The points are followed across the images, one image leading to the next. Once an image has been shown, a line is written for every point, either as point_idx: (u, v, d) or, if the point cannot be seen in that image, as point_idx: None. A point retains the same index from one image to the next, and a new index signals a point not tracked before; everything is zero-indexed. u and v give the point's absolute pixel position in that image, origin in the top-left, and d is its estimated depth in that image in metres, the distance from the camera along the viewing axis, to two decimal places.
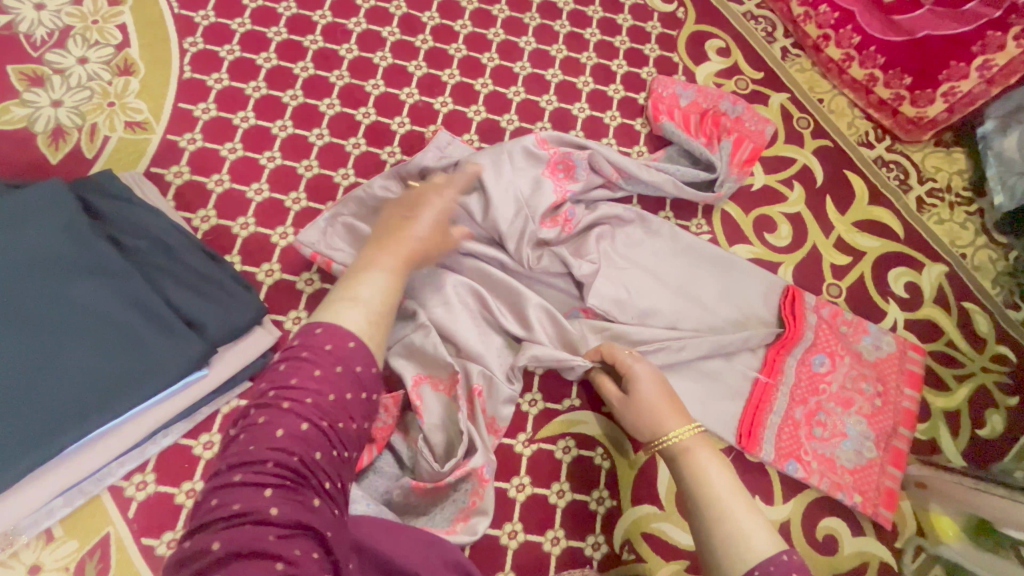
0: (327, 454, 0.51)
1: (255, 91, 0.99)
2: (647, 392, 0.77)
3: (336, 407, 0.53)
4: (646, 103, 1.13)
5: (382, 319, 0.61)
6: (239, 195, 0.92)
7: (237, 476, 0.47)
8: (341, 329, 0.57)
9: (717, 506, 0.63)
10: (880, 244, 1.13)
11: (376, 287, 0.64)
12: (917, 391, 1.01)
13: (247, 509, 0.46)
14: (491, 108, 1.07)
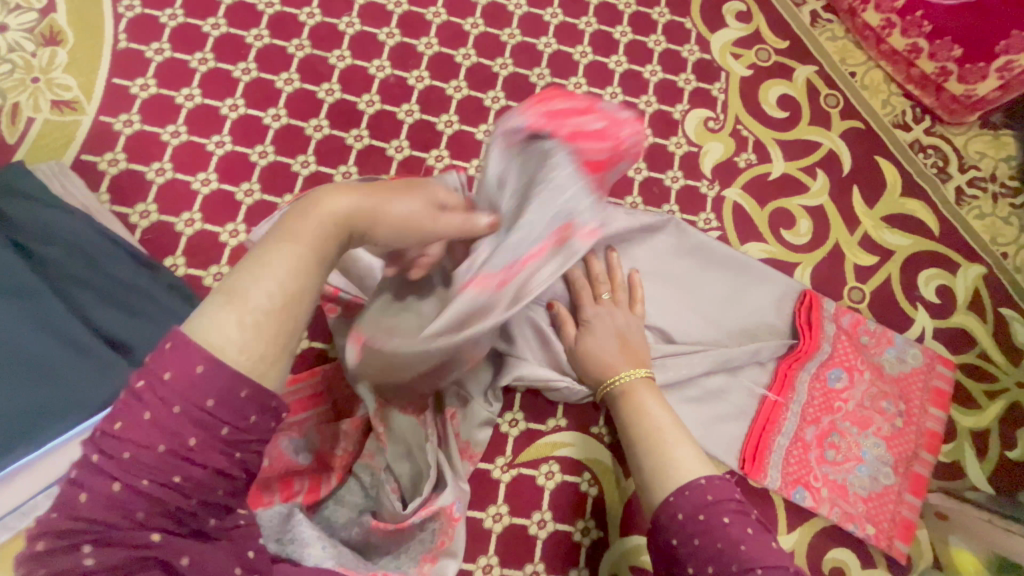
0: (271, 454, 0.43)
1: (201, 63, 0.87)
2: (600, 333, 0.76)
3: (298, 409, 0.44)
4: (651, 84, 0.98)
5: (270, 332, 0.40)
6: (183, 186, 0.81)
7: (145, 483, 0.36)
8: (191, 347, 0.38)
9: (657, 440, 0.63)
10: (911, 242, 1.00)
11: (267, 283, 0.41)
12: (944, 411, 0.91)
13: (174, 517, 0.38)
14: (473, 84, 0.94)
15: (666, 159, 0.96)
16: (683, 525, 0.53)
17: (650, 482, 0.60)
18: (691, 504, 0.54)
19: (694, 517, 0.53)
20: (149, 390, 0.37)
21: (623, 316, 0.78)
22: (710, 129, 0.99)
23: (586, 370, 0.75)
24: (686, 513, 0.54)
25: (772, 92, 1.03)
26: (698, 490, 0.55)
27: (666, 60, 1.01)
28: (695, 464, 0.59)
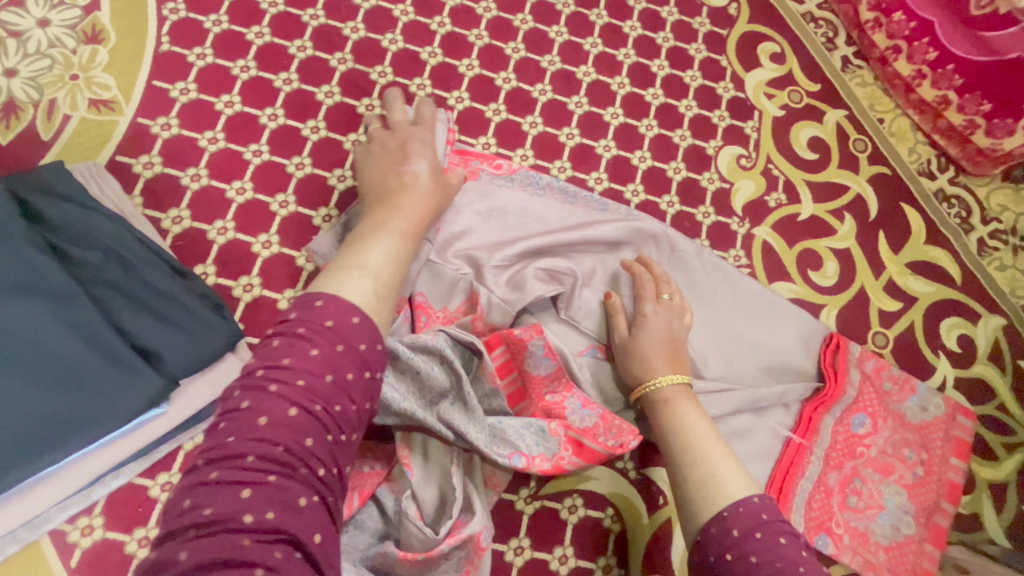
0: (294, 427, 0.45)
1: (243, 71, 0.86)
2: (652, 330, 0.78)
3: (333, 391, 0.48)
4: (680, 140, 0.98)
5: (392, 294, 0.57)
6: (217, 193, 0.80)
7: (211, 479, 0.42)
8: (345, 303, 0.51)
9: (693, 454, 0.66)
10: (934, 289, 1.01)
11: (384, 254, 0.61)
12: (964, 461, 0.91)
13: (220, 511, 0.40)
14: (512, 108, 0.95)
15: (698, 194, 0.97)
16: (721, 536, 0.57)
17: (689, 497, 0.63)
18: (747, 523, 0.56)
19: (753, 534, 0.55)
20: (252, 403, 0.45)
21: (675, 318, 0.81)
22: (742, 166, 1.00)
23: (628, 363, 0.78)
24: (742, 531, 0.56)
25: (804, 133, 1.04)
26: (751, 508, 0.57)
27: (701, 96, 1.02)
28: (733, 480, 0.62)
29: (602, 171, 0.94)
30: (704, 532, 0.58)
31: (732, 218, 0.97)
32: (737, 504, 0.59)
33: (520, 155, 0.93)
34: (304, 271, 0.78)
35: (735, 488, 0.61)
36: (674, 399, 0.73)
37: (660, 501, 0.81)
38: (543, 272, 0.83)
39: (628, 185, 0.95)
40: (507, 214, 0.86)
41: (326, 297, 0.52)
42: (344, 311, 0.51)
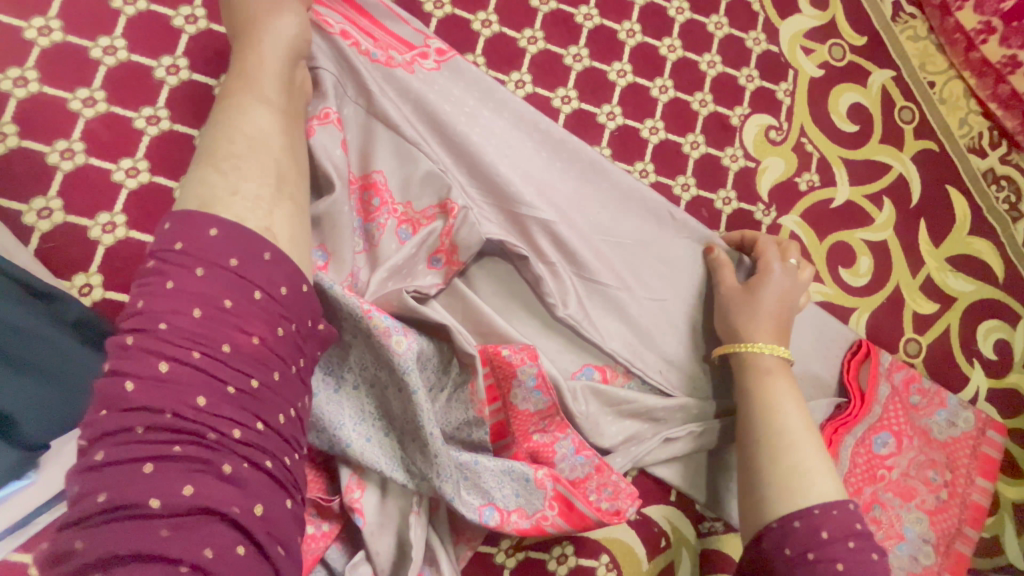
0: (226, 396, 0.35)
1: (128, 3, 0.64)
2: (773, 288, 0.68)
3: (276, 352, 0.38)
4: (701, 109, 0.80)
5: (290, 185, 0.45)
6: (100, 175, 0.60)
7: (102, 455, 0.33)
8: (198, 214, 0.38)
9: (783, 440, 0.59)
10: (974, 288, 0.88)
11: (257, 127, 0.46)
12: (991, 481, 0.82)
13: (121, 507, 0.32)
14: (494, 61, 0.75)
15: (718, 175, 0.80)
16: (805, 534, 0.51)
17: (766, 488, 0.57)
18: (841, 528, 0.51)
19: (844, 542, 0.50)
20: (138, 388, 0.34)
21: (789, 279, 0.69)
22: (771, 140, 0.83)
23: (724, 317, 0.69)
24: (831, 535, 0.51)
25: (844, 99, 0.87)
26: (848, 515, 0.52)
27: (727, 49, 0.83)
28: (823, 478, 0.56)
29: (606, 145, 0.76)
30: (785, 525, 0.53)
31: (757, 205, 0.81)
32: (831, 506, 0.53)
33: None
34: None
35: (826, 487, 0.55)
36: (772, 370, 0.64)
37: (662, 544, 0.70)
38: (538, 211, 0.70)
39: (636, 163, 0.77)
40: (492, 131, 0.70)
41: (223, 223, 0.38)
42: (196, 222, 0.37)
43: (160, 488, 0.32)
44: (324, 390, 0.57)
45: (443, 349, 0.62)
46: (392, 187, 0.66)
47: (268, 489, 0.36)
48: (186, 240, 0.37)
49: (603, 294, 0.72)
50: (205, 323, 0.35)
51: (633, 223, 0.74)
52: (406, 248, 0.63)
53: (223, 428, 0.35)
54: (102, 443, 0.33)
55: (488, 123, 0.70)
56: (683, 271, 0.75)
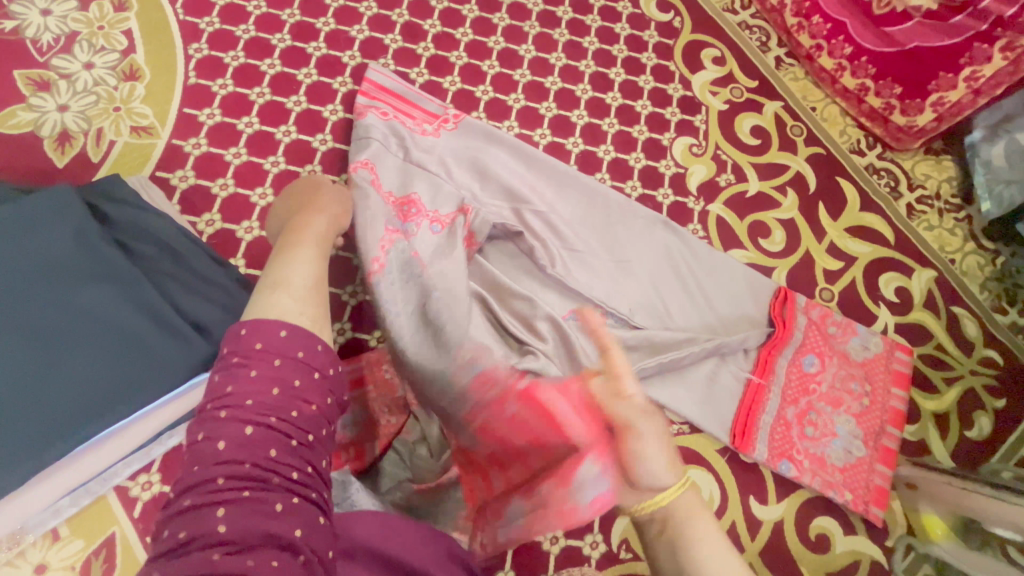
0: (285, 449, 0.44)
1: (259, 96, 1.01)
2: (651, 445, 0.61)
3: (286, 400, 0.45)
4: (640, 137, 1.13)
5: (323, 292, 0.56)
6: (243, 199, 0.94)
7: (186, 502, 0.41)
8: (266, 321, 0.49)
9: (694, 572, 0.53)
10: (871, 249, 1.15)
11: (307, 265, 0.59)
12: (905, 390, 1.03)
13: (195, 538, 0.39)
14: (491, 115, 1.10)
15: (657, 178, 1.11)
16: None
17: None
18: None
19: None
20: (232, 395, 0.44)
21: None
22: (694, 153, 1.15)
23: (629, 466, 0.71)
24: None
25: (746, 123, 1.20)
26: None
27: (654, 96, 1.18)
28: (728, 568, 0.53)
29: (573, 163, 1.09)
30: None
31: (689, 197, 1.12)
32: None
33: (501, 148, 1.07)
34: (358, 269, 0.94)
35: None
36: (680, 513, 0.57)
37: None
38: (529, 207, 1.01)
39: (596, 174, 1.09)
40: (493, 158, 1.03)
41: (290, 325, 0.49)
42: (271, 323, 0.48)
43: (221, 518, 0.40)
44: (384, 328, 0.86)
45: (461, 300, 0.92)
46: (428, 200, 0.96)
47: (315, 511, 0.44)
48: (263, 342, 0.47)
49: (580, 262, 1.00)
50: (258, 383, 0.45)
51: (599, 212, 1.05)
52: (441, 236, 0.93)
53: (287, 472, 0.43)
54: (191, 491, 0.41)
55: (491, 154, 1.03)
56: (636, 244, 1.03)
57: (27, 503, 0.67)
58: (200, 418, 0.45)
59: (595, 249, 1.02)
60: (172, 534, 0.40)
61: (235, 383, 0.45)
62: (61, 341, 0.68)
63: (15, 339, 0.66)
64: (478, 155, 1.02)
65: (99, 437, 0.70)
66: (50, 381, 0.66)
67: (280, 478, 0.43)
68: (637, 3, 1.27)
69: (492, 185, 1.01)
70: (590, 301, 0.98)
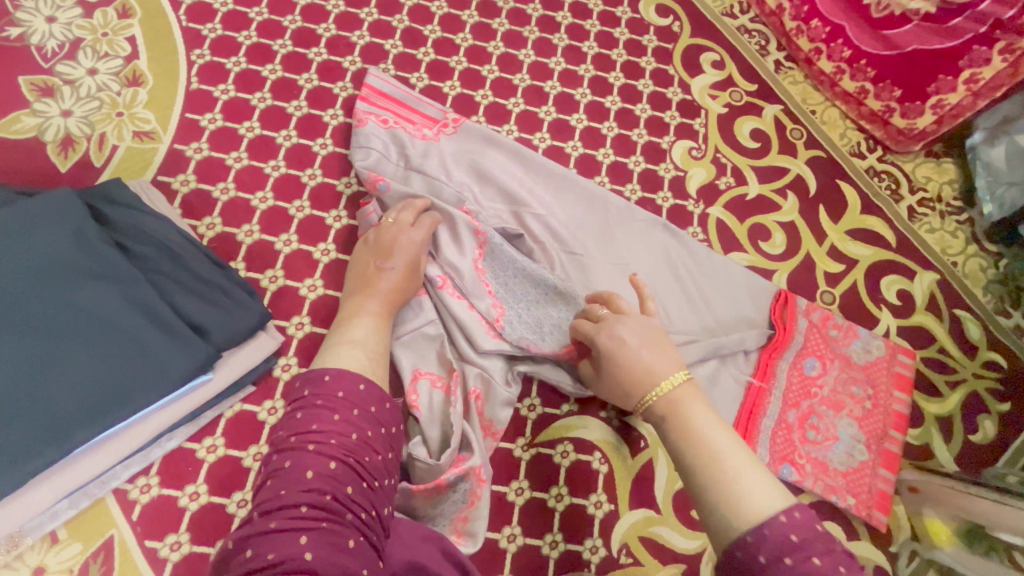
0: (358, 489, 0.60)
1: (260, 101, 1.02)
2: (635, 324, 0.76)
3: (359, 445, 0.63)
4: (640, 140, 1.13)
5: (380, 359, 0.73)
6: (243, 203, 0.94)
7: (271, 525, 0.54)
8: (348, 374, 0.67)
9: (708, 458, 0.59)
10: (872, 252, 1.15)
11: (370, 331, 0.76)
12: (907, 393, 1.02)
13: (283, 557, 0.51)
14: (491, 119, 1.11)
15: (657, 182, 1.12)
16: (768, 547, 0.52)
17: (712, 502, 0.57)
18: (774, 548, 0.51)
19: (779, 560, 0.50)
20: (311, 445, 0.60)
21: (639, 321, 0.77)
22: (694, 156, 1.15)
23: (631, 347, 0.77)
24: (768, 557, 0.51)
25: (746, 127, 1.20)
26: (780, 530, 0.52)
27: (653, 100, 1.19)
28: (768, 496, 0.55)
29: (572, 167, 1.09)
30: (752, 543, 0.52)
31: (689, 200, 1.12)
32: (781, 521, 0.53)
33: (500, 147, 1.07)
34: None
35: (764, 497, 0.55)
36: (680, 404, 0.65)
37: (642, 445, 0.92)
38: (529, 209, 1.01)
39: (595, 177, 1.09)
40: (496, 164, 1.03)
41: (365, 380, 0.68)
42: (347, 382, 0.66)
43: (304, 544, 0.52)
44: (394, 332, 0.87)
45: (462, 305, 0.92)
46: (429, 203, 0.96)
47: (370, 550, 0.56)
48: (345, 392, 0.65)
49: (581, 264, 1.00)
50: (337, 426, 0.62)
51: (598, 214, 1.05)
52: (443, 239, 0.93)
53: (357, 511, 0.58)
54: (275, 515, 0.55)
55: (491, 157, 1.03)
56: (636, 247, 1.03)
57: (30, 506, 0.68)
58: (287, 449, 0.60)
59: (594, 252, 1.02)
60: (261, 553, 0.52)
61: (318, 423, 0.62)
62: (62, 343, 0.69)
63: (20, 332, 0.67)
64: (479, 159, 1.02)
65: (96, 439, 0.70)
66: (49, 376, 0.67)
67: (347, 516, 0.57)
68: (636, 8, 1.27)
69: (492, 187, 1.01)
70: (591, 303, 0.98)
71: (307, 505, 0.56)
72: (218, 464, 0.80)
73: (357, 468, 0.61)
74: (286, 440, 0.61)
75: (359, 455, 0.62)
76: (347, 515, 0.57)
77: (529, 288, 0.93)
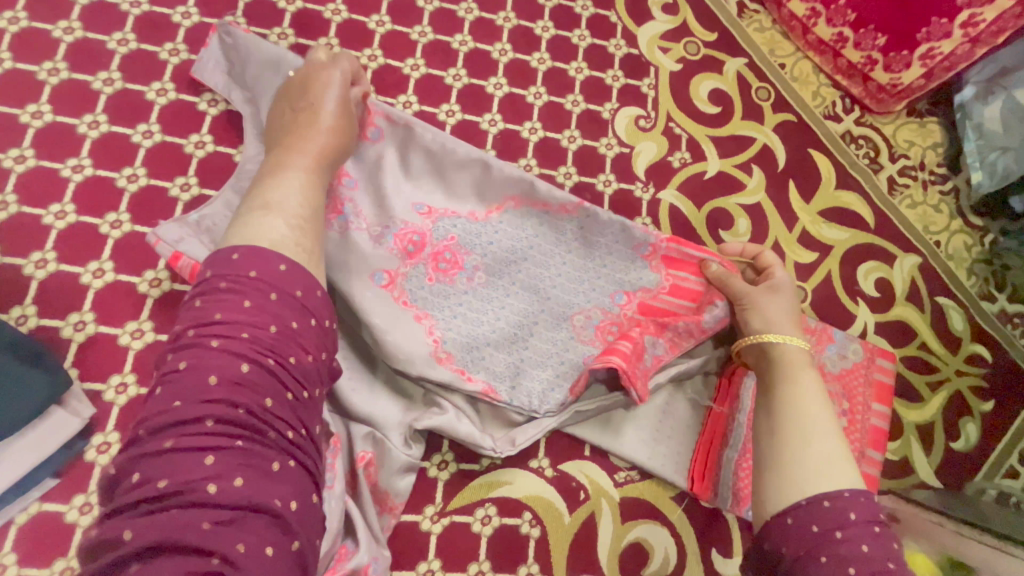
0: (282, 401, 0.42)
1: (52, 74, 0.74)
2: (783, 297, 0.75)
3: (280, 341, 0.43)
4: (574, 110, 0.91)
5: (313, 229, 0.52)
6: (32, 221, 0.69)
7: (168, 442, 0.38)
8: (265, 252, 0.45)
9: (803, 428, 0.62)
10: (848, 236, 0.98)
11: (298, 188, 0.55)
12: (887, 405, 0.88)
13: (187, 484, 0.37)
14: (382, 87, 0.86)
15: (597, 162, 0.90)
16: (836, 514, 0.53)
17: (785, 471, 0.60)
18: (829, 521, 0.53)
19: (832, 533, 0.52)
20: (195, 359, 0.41)
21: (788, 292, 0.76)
22: (642, 128, 0.94)
23: (746, 318, 0.74)
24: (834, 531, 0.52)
25: (704, 87, 0.99)
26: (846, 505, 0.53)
27: (591, 56, 0.95)
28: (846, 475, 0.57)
29: (490, 147, 0.86)
30: (814, 502, 0.55)
31: (636, 183, 0.91)
32: (857, 491, 0.55)
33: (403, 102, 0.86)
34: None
35: (846, 479, 0.57)
36: (792, 366, 0.69)
37: (581, 496, 0.76)
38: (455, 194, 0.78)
39: (520, 160, 0.87)
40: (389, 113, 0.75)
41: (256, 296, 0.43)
42: (265, 258, 0.45)
43: (213, 463, 0.38)
44: None
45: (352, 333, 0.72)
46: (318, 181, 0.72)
47: (303, 480, 0.42)
48: (259, 272, 0.44)
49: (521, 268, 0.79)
50: (251, 311, 0.42)
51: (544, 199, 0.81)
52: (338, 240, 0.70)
53: (283, 429, 0.42)
54: (171, 432, 0.38)
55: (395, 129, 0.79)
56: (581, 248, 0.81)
57: None
58: (182, 343, 0.42)
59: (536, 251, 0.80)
60: (151, 480, 0.37)
61: (225, 309, 0.42)
62: None
63: None
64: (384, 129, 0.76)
65: None
66: None
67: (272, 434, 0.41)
68: None
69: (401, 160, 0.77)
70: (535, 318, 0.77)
71: (213, 418, 0.39)
72: None
73: (282, 373, 0.42)
74: (182, 332, 0.42)
75: (280, 353, 0.42)
76: (272, 433, 0.41)
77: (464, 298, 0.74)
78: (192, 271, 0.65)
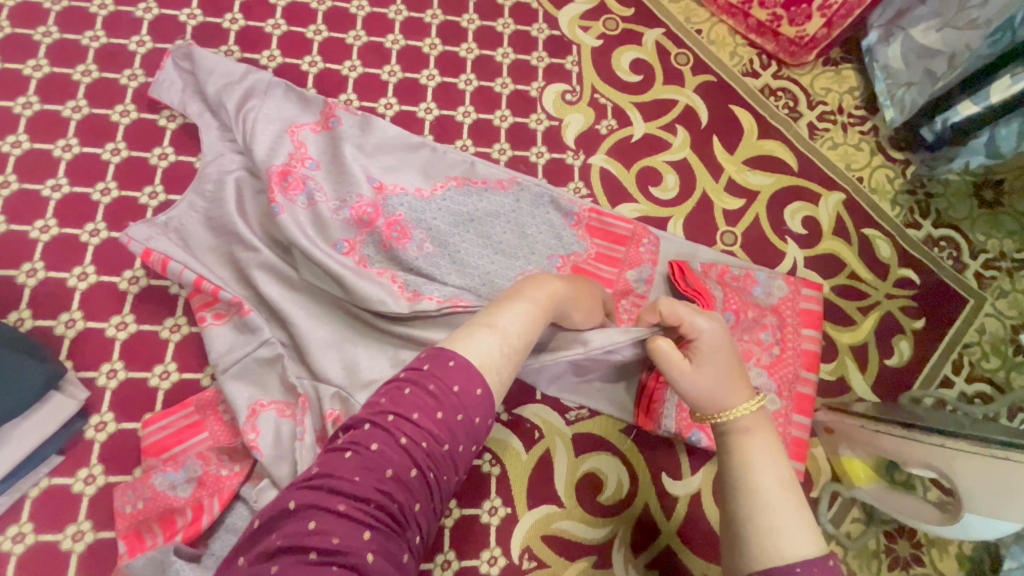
0: (465, 449, 0.46)
1: (25, 107, 0.84)
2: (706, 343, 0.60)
3: (478, 405, 0.47)
4: (503, 92, 0.99)
5: (517, 351, 0.50)
6: (19, 236, 0.78)
7: (374, 445, 0.43)
8: (474, 370, 0.47)
9: (752, 492, 0.49)
10: (772, 180, 1.05)
11: (521, 318, 0.53)
12: (816, 329, 0.95)
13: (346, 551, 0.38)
14: (322, 89, 0.94)
15: (528, 137, 0.98)
16: None
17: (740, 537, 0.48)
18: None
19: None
20: (436, 388, 0.45)
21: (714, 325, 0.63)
22: (568, 101, 1.02)
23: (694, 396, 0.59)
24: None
25: (625, 58, 1.07)
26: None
27: (516, 41, 1.03)
28: (801, 538, 0.46)
29: (428, 133, 0.95)
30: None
31: (567, 152, 0.99)
32: (811, 564, 0.44)
33: (344, 100, 0.94)
34: (175, 297, 0.79)
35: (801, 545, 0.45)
36: (747, 425, 0.55)
37: (536, 436, 0.84)
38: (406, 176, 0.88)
39: (457, 142, 0.96)
40: (347, 109, 0.89)
41: (482, 386, 0.47)
42: (471, 378, 0.46)
43: (368, 542, 0.40)
44: (230, 367, 0.75)
45: (319, 301, 0.79)
46: (277, 168, 0.80)
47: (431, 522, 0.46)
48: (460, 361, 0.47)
49: (472, 231, 0.86)
50: (465, 378, 0.46)
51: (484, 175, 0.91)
52: (298, 219, 0.78)
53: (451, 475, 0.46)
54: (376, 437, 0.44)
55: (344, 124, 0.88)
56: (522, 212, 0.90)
57: None
58: (422, 371, 0.46)
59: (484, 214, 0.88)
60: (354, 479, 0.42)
61: (462, 384, 0.46)
62: None
63: None
64: (337, 131, 0.86)
65: None
66: None
67: (407, 533, 0.43)
68: None
69: (351, 149, 0.86)
70: (485, 272, 0.84)
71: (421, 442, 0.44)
72: (29, 554, 0.68)
73: (432, 486, 0.44)
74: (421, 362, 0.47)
75: (440, 474, 0.45)
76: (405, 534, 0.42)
77: (418, 262, 0.82)
78: (162, 264, 0.75)
